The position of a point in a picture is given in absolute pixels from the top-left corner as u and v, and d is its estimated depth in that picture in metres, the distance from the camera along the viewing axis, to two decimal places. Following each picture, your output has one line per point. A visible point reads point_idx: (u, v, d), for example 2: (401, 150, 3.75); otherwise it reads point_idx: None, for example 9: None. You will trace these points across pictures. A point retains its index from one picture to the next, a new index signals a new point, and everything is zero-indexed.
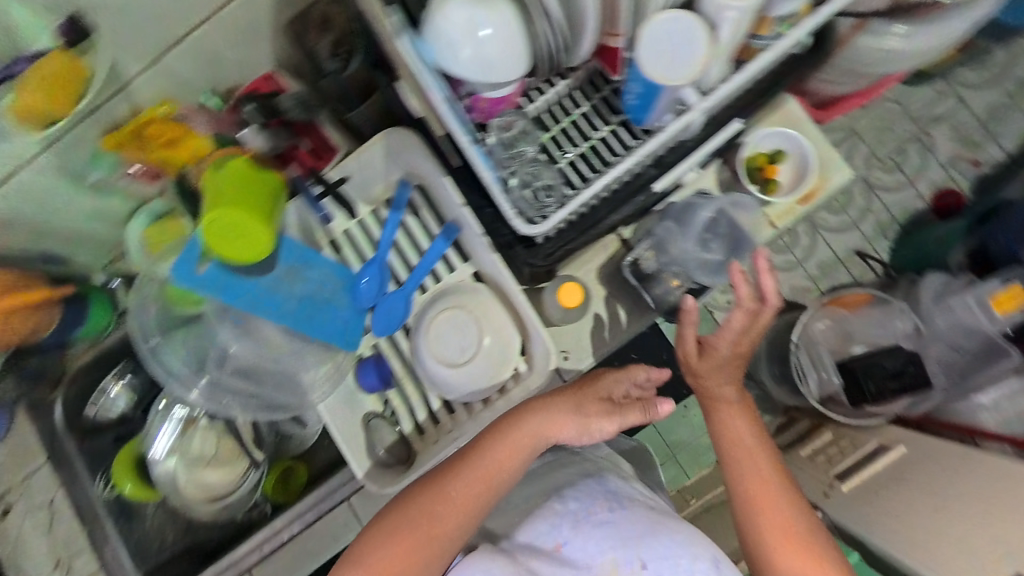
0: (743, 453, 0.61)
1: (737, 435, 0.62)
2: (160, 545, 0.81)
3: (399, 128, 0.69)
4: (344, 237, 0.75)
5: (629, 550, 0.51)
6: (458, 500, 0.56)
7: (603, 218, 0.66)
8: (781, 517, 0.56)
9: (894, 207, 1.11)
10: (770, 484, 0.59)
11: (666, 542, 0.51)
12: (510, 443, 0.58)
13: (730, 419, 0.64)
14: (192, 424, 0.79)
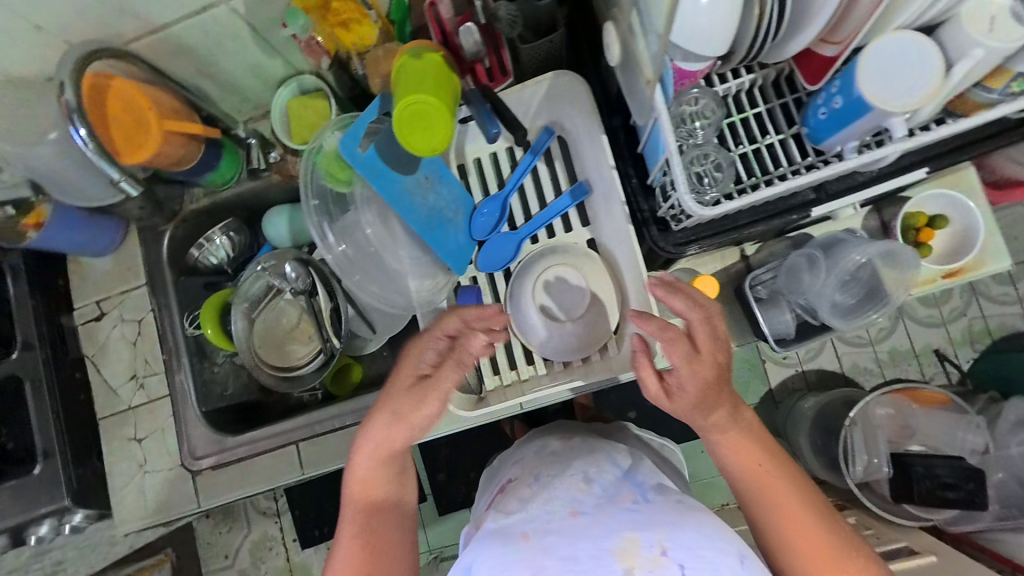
0: (756, 480, 0.54)
1: (738, 445, 0.55)
2: (221, 392, 0.86)
3: (568, 74, 0.68)
4: (473, 165, 0.74)
5: (652, 533, 0.45)
6: (367, 495, 0.58)
7: (744, 224, 0.64)
8: (817, 547, 0.49)
9: (993, 319, 1.07)
10: (793, 505, 0.52)
11: (699, 536, 0.44)
12: (378, 441, 0.58)
13: (730, 437, 0.55)
14: (281, 292, 0.86)
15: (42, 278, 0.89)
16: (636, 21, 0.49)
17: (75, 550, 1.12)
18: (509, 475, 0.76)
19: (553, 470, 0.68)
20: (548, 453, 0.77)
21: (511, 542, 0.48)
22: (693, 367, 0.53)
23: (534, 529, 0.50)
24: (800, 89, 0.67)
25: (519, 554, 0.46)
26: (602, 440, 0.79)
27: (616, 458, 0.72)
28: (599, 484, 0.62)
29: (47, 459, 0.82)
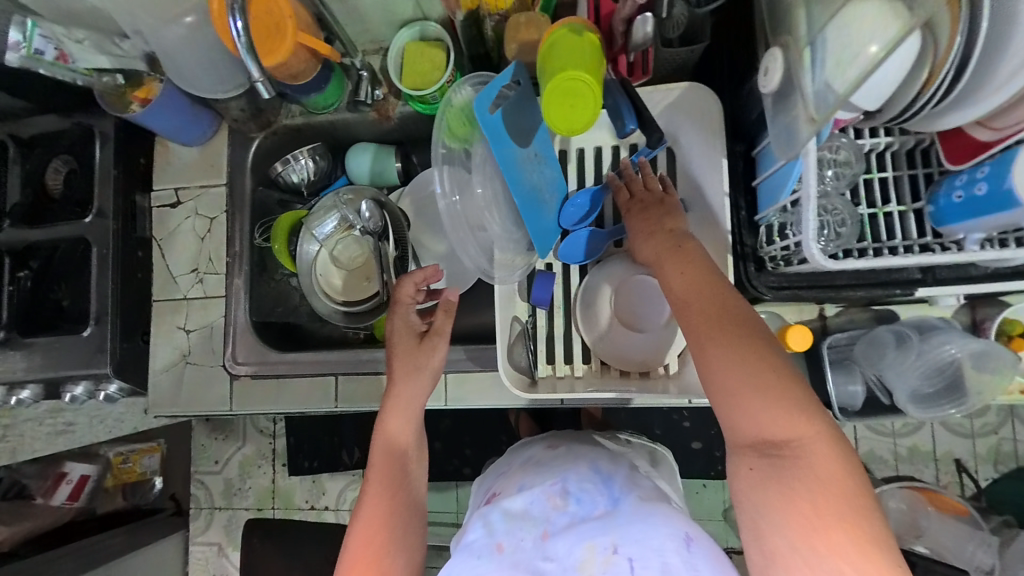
0: (694, 298, 0.53)
1: (685, 267, 0.55)
2: (273, 308, 0.92)
3: (701, 88, 0.65)
4: (576, 155, 0.72)
5: (606, 538, 0.58)
6: (387, 460, 0.67)
7: (847, 287, 0.61)
8: (744, 358, 0.48)
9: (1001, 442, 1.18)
10: (722, 315, 0.51)
11: (646, 529, 0.57)
12: (400, 399, 0.69)
13: (669, 261, 0.57)
14: (350, 228, 0.88)
15: (128, 152, 0.90)
16: (815, 59, 0.48)
17: (88, 416, 1.17)
18: (493, 488, 0.78)
19: (537, 480, 0.72)
20: (533, 461, 0.80)
21: (488, 551, 0.62)
22: (653, 226, 0.60)
23: (507, 541, 0.63)
24: (934, 165, 0.63)
25: (494, 564, 0.60)
26: (589, 444, 0.83)
27: (598, 465, 0.74)
28: (575, 493, 0.68)
29: (98, 326, 0.85)
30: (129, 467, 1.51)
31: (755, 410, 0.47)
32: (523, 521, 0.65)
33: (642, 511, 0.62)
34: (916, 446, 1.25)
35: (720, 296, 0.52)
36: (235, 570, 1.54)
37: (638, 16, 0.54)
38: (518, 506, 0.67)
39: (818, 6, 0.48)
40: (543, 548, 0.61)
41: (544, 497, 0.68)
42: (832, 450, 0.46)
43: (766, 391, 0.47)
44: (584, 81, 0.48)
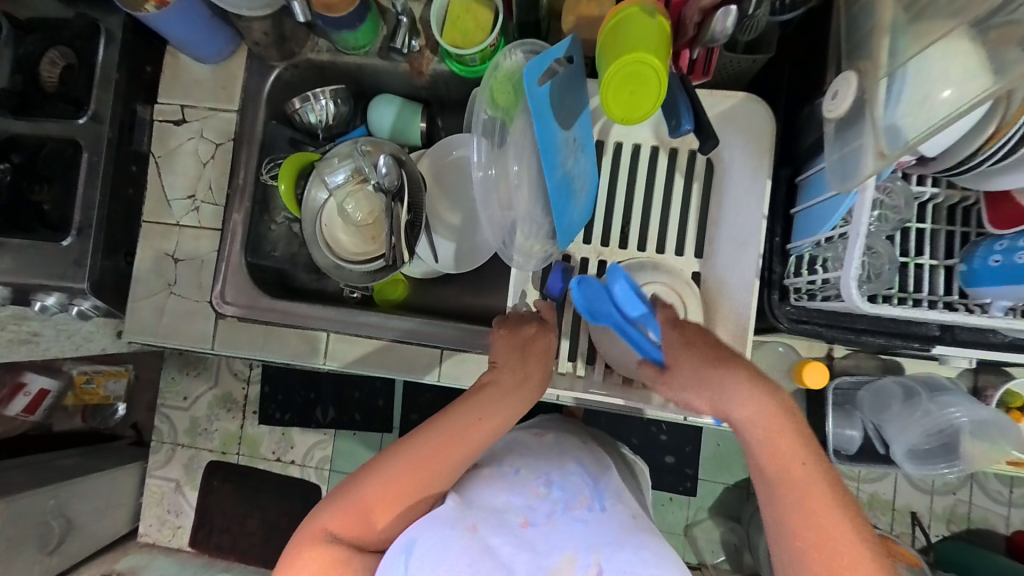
0: (769, 455, 0.53)
1: (767, 421, 0.53)
2: (270, 250, 0.88)
3: (756, 102, 0.62)
4: (613, 148, 0.68)
5: (590, 555, 0.59)
6: (423, 469, 0.59)
7: (868, 334, 0.59)
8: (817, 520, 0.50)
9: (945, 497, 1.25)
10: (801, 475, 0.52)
11: (633, 558, 0.58)
12: (453, 431, 0.60)
13: (760, 425, 0.53)
14: (364, 182, 0.84)
15: (134, 57, 0.84)
16: (896, 91, 0.44)
17: (54, 329, 1.12)
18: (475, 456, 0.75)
19: (523, 467, 0.69)
20: (519, 443, 0.76)
21: (458, 528, 0.59)
22: (726, 374, 0.55)
23: (482, 523, 0.60)
24: (974, 225, 0.58)
25: (464, 544, 0.57)
26: (574, 437, 0.80)
27: (584, 464, 0.73)
28: (559, 485, 0.67)
29: (80, 237, 0.80)
30: (92, 389, 1.48)
31: None
32: (506, 507, 0.63)
33: (631, 534, 0.62)
34: (879, 495, 1.27)
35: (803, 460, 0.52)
36: (189, 508, 1.52)
37: (719, 9, 0.48)
38: (503, 493, 0.65)
39: (903, 37, 0.45)
40: (521, 535, 0.61)
41: (527, 489, 0.66)
42: None
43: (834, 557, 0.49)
44: (650, 67, 0.44)
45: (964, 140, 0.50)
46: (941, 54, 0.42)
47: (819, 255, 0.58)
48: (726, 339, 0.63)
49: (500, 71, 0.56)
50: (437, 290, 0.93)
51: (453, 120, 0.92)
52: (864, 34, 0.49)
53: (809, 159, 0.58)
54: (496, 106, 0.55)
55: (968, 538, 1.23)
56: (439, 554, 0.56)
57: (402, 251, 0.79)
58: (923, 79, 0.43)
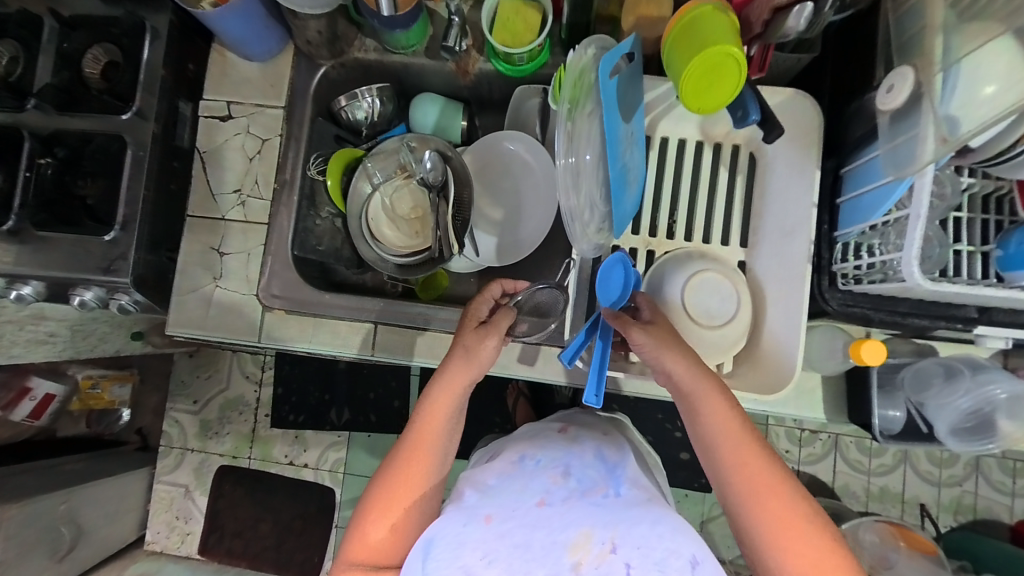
0: (724, 431, 0.57)
1: (723, 414, 0.58)
2: (315, 244, 0.88)
3: (805, 98, 0.64)
4: (660, 143, 0.72)
5: (607, 532, 0.56)
6: (424, 440, 0.65)
7: (913, 317, 0.62)
8: (767, 486, 0.55)
9: (951, 487, 1.30)
10: (758, 463, 0.56)
11: (649, 533, 0.56)
12: (432, 407, 0.66)
13: (714, 405, 0.58)
14: (409, 177, 0.85)
15: (178, 54, 0.85)
16: (954, 86, 0.48)
17: (72, 329, 1.08)
18: (497, 448, 0.78)
19: (540, 455, 0.70)
20: (541, 433, 0.77)
21: (474, 521, 0.58)
22: (681, 354, 0.59)
23: (497, 513, 0.59)
24: (1007, 213, 0.63)
25: (480, 534, 0.56)
26: (595, 428, 0.80)
27: (604, 453, 0.72)
28: (577, 474, 0.66)
29: (125, 232, 0.80)
30: (98, 394, 1.40)
31: (789, 552, 0.52)
32: (523, 494, 0.62)
33: (647, 514, 0.59)
34: (887, 488, 1.31)
35: (758, 454, 0.56)
36: (200, 513, 1.49)
37: (795, 6, 0.51)
38: (521, 480, 0.65)
39: (955, 37, 0.49)
40: (538, 515, 0.59)
41: (544, 476, 0.65)
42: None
43: (786, 518, 0.53)
44: (732, 59, 0.47)
45: (1007, 130, 0.53)
46: (992, 53, 0.47)
47: (866, 242, 0.60)
48: (772, 323, 0.67)
49: (579, 60, 0.57)
50: (476, 284, 0.94)
51: (490, 119, 0.94)
52: (913, 34, 0.52)
53: (855, 152, 0.62)
54: (574, 98, 0.57)
55: (972, 527, 1.28)
56: (455, 549, 0.55)
57: (449, 244, 0.81)
58: (975, 76, 0.47)
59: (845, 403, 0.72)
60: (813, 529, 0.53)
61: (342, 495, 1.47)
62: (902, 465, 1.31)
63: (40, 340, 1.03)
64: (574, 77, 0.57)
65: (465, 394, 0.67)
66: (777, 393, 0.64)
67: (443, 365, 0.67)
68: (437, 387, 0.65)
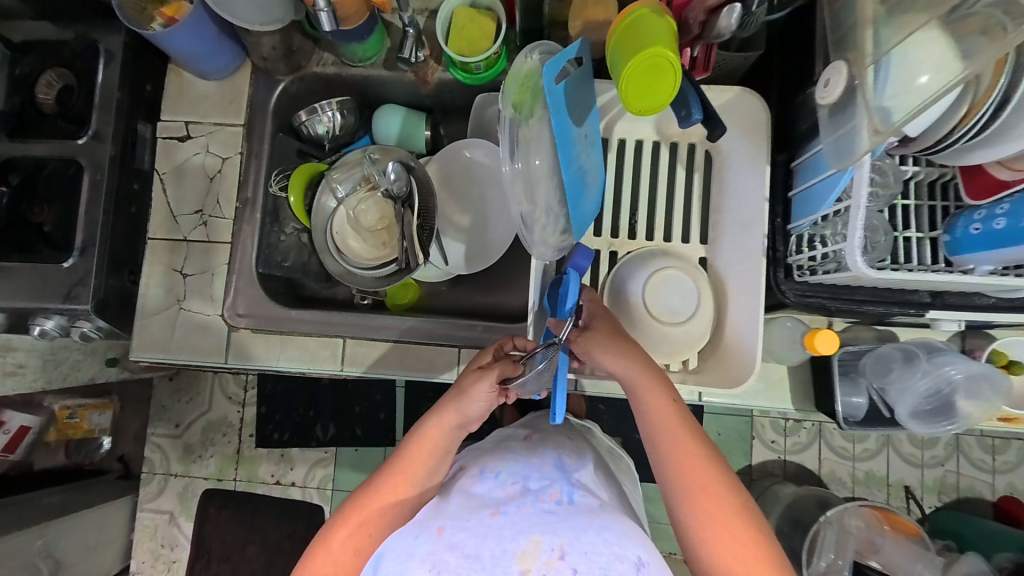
0: (666, 431, 0.60)
1: (663, 413, 0.60)
2: (281, 260, 0.88)
3: (752, 95, 0.66)
4: (617, 144, 0.73)
5: (556, 538, 0.57)
6: (412, 467, 0.71)
7: (869, 304, 0.63)
8: (704, 485, 0.58)
9: (935, 467, 1.32)
10: (694, 458, 0.59)
11: (596, 540, 0.58)
12: (423, 439, 0.71)
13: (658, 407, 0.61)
14: (373, 189, 0.85)
15: (134, 75, 0.84)
16: (883, 77, 0.49)
17: (40, 358, 1.05)
18: (461, 462, 0.80)
19: (500, 468, 0.73)
20: (504, 446, 0.80)
21: (425, 534, 0.62)
22: (629, 359, 0.62)
23: (448, 524, 0.62)
24: (953, 199, 0.64)
25: (429, 546, 0.59)
26: (559, 435, 0.84)
27: (562, 462, 0.75)
28: (532, 484, 0.69)
29: (83, 258, 0.79)
30: (76, 423, 1.37)
31: (723, 548, 0.56)
32: (476, 508, 0.65)
33: (599, 522, 0.61)
34: (872, 472, 1.33)
35: (693, 449, 0.60)
36: (186, 540, 1.46)
37: (725, 6, 0.52)
38: (477, 494, 0.68)
39: (886, 29, 0.50)
40: (489, 524, 0.61)
41: (501, 491, 0.68)
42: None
43: (721, 515, 0.57)
44: (665, 58, 0.48)
45: (943, 118, 0.54)
46: (921, 41, 0.47)
47: (818, 233, 0.61)
48: (735, 317, 0.67)
49: (518, 67, 0.58)
50: (448, 293, 0.94)
51: (454, 127, 0.94)
52: (848, 28, 0.53)
53: (803, 145, 0.63)
54: (516, 104, 0.58)
55: (955, 506, 1.30)
56: (403, 560, 0.59)
57: (415, 254, 0.81)
58: (907, 65, 0.48)
59: (811, 391, 0.73)
60: (746, 527, 0.57)
61: (331, 511, 1.45)
62: (885, 449, 1.33)
63: (8, 371, 1.01)
64: (516, 86, 0.58)
65: (455, 433, 0.72)
66: (739, 387, 0.65)
67: (443, 401, 0.71)
68: (431, 417, 0.71)
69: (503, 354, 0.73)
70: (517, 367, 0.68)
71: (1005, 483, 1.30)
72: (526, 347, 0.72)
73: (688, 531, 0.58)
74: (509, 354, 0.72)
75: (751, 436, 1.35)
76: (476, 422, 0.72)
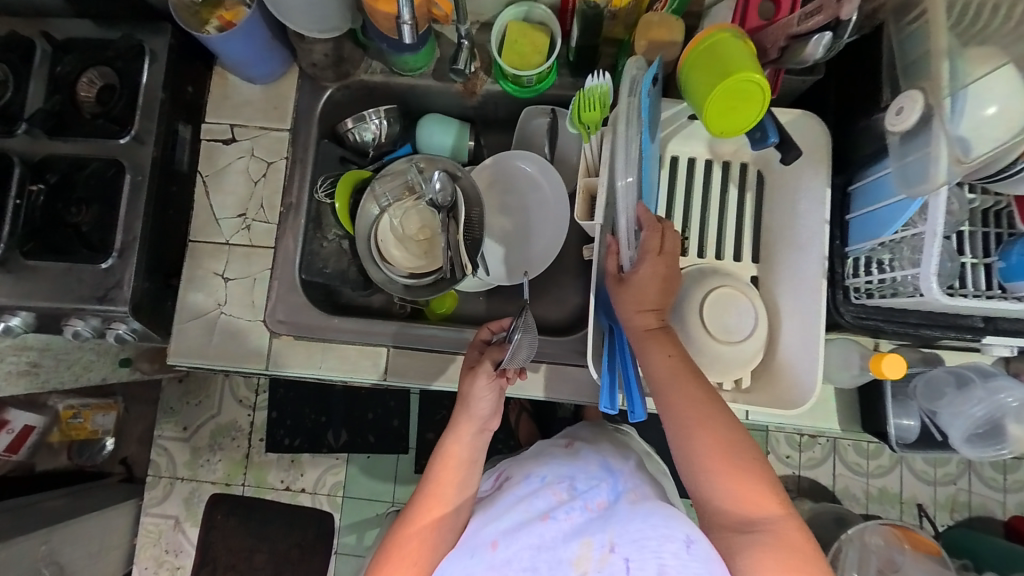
0: (668, 380, 0.59)
1: (668, 365, 0.60)
2: (321, 267, 0.86)
3: (811, 117, 0.66)
4: (669, 162, 0.73)
5: (604, 536, 0.60)
6: (441, 488, 0.68)
7: (927, 329, 0.63)
8: (708, 430, 0.58)
9: (949, 484, 1.32)
10: (702, 415, 0.58)
11: (644, 526, 0.59)
12: (450, 456, 0.69)
13: (658, 360, 0.60)
14: (417, 196, 0.84)
15: (177, 76, 0.83)
16: (959, 110, 0.50)
17: (55, 359, 1.02)
18: (505, 472, 0.81)
19: (546, 475, 0.74)
20: (546, 453, 0.81)
21: (481, 551, 0.64)
22: (645, 307, 0.61)
23: (501, 538, 0.64)
24: (1005, 226, 0.65)
25: (486, 563, 0.62)
26: (598, 440, 0.84)
27: (607, 462, 0.76)
28: (580, 489, 0.70)
29: (121, 260, 0.77)
30: (79, 424, 1.35)
31: (730, 487, 0.56)
32: (526, 515, 0.67)
33: (644, 510, 0.64)
34: (886, 488, 1.33)
35: (704, 404, 0.58)
36: (191, 546, 1.43)
37: (816, 34, 0.53)
38: (526, 500, 0.70)
39: (961, 60, 0.51)
40: (542, 534, 0.63)
41: (549, 494, 0.70)
42: (793, 518, 0.55)
43: (727, 457, 0.57)
44: (755, 83, 0.50)
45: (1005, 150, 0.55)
46: (993, 79, 0.49)
47: (876, 256, 0.62)
48: (787, 334, 0.68)
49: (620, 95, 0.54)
50: (484, 303, 0.93)
51: (496, 138, 0.94)
52: (917, 58, 0.54)
53: (860, 171, 0.64)
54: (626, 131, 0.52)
55: (968, 525, 1.31)
56: None
57: (460, 264, 0.81)
58: (979, 102, 0.49)
59: (858, 413, 0.73)
60: (751, 470, 0.57)
61: (341, 519, 1.42)
62: (899, 466, 1.33)
63: (23, 371, 0.98)
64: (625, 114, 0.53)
65: (477, 441, 0.70)
66: (799, 408, 0.64)
67: (454, 414, 0.71)
68: (449, 435, 0.69)
69: (484, 345, 0.75)
70: (503, 348, 0.71)
71: (1016, 502, 1.31)
72: (502, 327, 0.75)
73: (694, 469, 0.58)
74: (490, 343, 0.74)
75: (766, 451, 1.35)
76: (494, 418, 0.72)
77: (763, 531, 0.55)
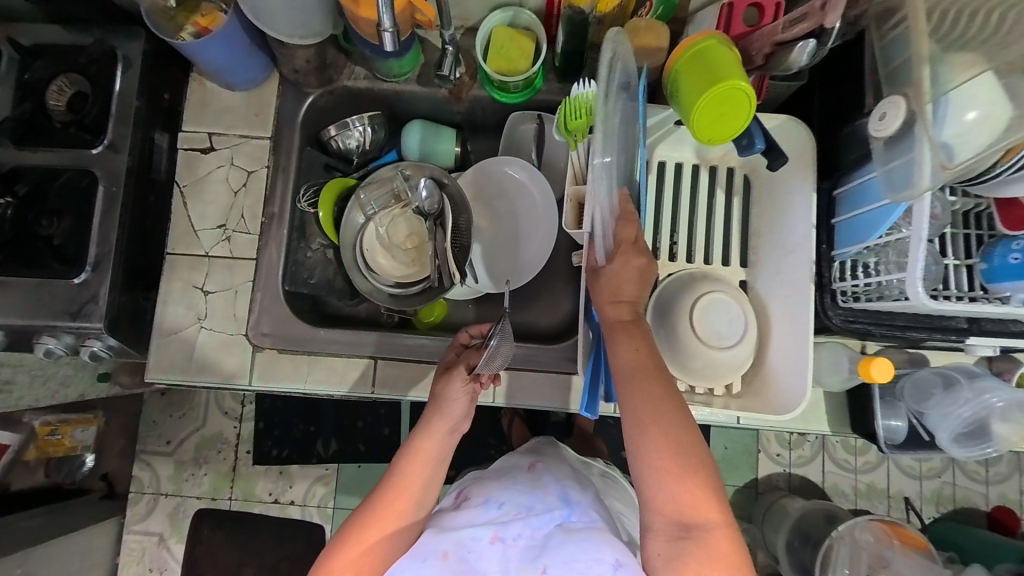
0: (634, 377, 0.57)
1: (637, 360, 0.58)
2: (306, 277, 0.84)
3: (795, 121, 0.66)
4: (657, 167, 0.73)
5: (540, 559, 0.62)
6: (406, 483, 0.66)
7: (914, 330, 0.64)
8: (666, 431, 0.55)
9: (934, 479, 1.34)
10: (662, 414, 0.56)
11: (577, 551, 0.61)
12: (421, 452, 0.67)
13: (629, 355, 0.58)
14: (404, 202, 0.82)
15: (153, 83, 0.80)
16: (943, 116, 0.50)
17: (30, 375, 0.99)
18: (466, 491, 0.78)
19: (507, 494, 0.73)
20: (508, 475, 0.80)
21: (432, 558, 0.63)
22: (620, 292, 0.60)
23: (454, 550, 0.64)
24: (986, 228, 0.65)
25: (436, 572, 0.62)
26: (562, 467, 0.84)
27: (567, 493, 0.74)
28: (537, 513, 0.69)
29: (96, 273, 0.74)
30: (58, 440, 1.24)
31: (676, 492, 0.54)
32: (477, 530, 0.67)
33: (585, 537, 0.64)
34: (874, 484, 1.35)
35: (665, 406, 0.56)
36: (176, 564, 1.39)
37: (801, 40, 0.54)
38: (480, 514, 0.69)
39: (942, 67, 0.51)
40: (491, 552, 0.64)
41: (505, 509, 0.69)
42: (731, 536, 0.55)
43: (679, 462, 0.55)
44: (742, 90, 0.50)
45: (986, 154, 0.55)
46: (973, 85, 0.49)
47: (861, 261, 0.63)
48: (774, 337, 0.69)
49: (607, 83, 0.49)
50: (474, 310, 0.92)
51: (483, 143, 0.93)
52: (899, 64, 0.54)
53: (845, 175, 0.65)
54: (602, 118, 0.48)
55: (952, 518, 1.33)
56: None
57: (448, 272, 0.80)
58: (961, 108, 0.50)
59: (848, 415, 0.74)
60: (701, 481, 0.55)
61: (331, 531, 1.40)
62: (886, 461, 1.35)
63: None
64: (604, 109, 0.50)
65: (447, 440, 0.69)
66: (792, 412, 0.65)
67: (426, 411, 0.70)
68: (421, 432, 0.67)
69: (462, 349, 0.74)
70: (479, 353, 0.70)
71: (998, 494, 1.33)
72: (482, 332, 0.74)
73: (646, 469, 0.56)
74: (468, 347, 0.73)
75: (756, 450, 1.36)
76: (466, 420, 0.71)
77: (695, 539, 0.54)
